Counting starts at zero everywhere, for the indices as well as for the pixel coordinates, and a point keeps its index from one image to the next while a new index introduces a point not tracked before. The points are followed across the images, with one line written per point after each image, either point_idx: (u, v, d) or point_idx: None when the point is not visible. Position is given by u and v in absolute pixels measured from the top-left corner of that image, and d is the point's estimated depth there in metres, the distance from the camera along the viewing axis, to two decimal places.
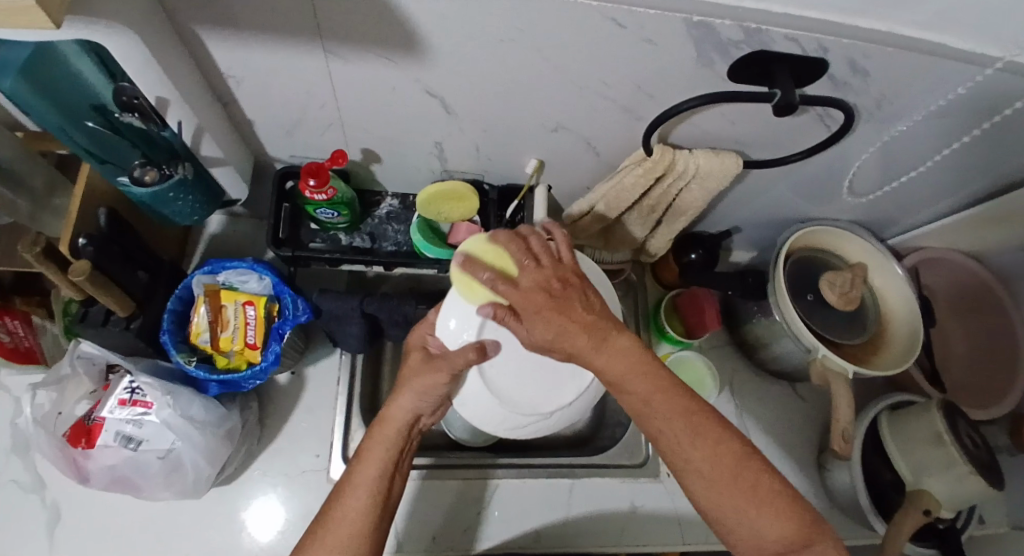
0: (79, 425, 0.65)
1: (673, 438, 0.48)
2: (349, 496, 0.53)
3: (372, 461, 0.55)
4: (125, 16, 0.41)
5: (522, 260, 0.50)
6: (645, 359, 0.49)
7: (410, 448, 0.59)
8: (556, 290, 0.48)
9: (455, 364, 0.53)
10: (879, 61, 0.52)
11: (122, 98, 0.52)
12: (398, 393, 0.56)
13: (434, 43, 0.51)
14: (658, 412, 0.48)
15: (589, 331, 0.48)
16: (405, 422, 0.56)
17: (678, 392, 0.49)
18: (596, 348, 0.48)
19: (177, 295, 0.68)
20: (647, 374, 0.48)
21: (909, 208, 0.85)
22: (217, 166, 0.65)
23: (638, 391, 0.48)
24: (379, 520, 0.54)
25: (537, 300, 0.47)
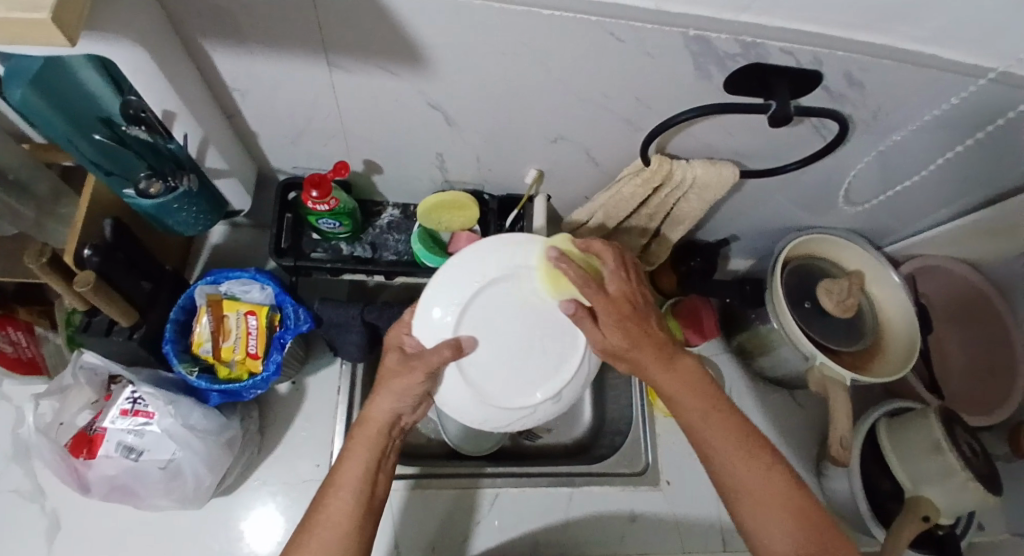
0: (81, 435, 0.65)
1: (730, 455, 0.53)
2: (332, 497, 0.53)
3: (355, 462, 0.55)
4: (136, 31, 0.42)
5: (613, 267, 0.54)
6: (703, 382, 0.56)
7: (395, 448, 0.59)
8: (638, 304, 0.54)
9: (431, 363, 0.53)
10: (873, 73, 0.53)
11: (130, 110, 0.53)
12: (378, 394, 0.56)
13: (438, 57, 0.52)
14: (713, 429, 0.54)
15: (659, 349, 0.54)
16: (385, 423, 0.56)
17: (730, 413, 0.55)
18: (662, 365, 0.55)
19: (179, 306, 0.69)
20: (706, 394, 0.55)
21: (905, 217, 0.86)
22: (220, 177, 0.65)
23: (694, 411, 0.55)
24: (366, 519, 0.54)
25: (621, 308, 0.52)
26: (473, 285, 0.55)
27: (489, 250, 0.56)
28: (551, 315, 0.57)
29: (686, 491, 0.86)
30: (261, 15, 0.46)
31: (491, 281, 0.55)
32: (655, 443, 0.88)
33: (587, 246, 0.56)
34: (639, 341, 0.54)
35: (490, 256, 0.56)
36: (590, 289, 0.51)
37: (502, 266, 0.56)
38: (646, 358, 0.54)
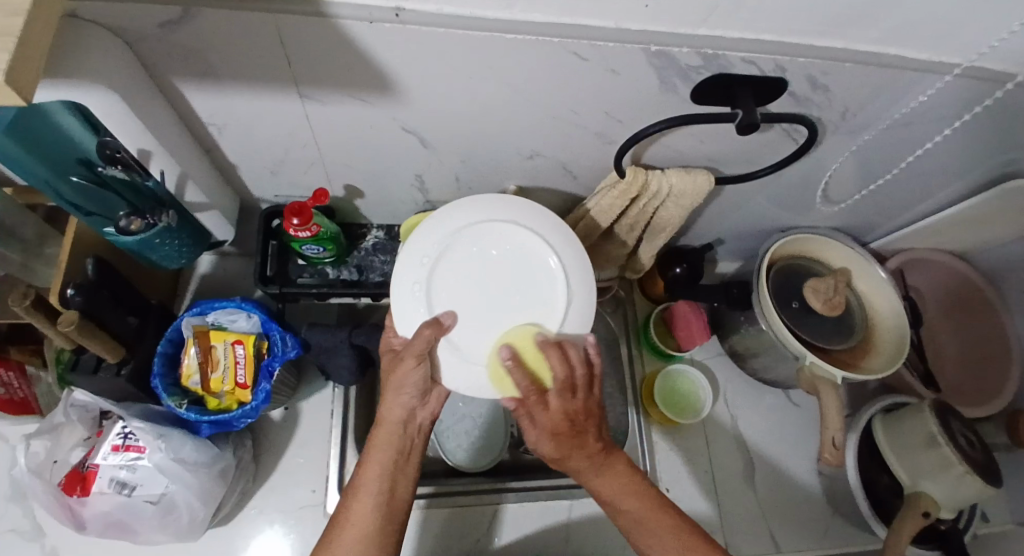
0: (74, 474, 0.65)
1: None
2: (354, 500, 0.55)
3: (371, 465, 0.56)
4: (104, 76, 0.43)
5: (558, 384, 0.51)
6: (636, 484, 0.57)
7: (418, 446, 0.60)
8: (578, 421, 0.53)
9: (417, 348, 0.54)
10: (836, 76, 0.53)
11: (105, 151, 0.53)
12: (385, 393, 0.58)
13: (406, 84, 0.53)
14: (648, 530, 0.55)
15: (592, 459, 0.55)
16: (397, 421, 0.57)
17: (667, 513, 0.56)
18: (596, 472, 0.56)
19: (167, 339, 0.69)
20: (639, 496, 0.56)
21: (887, 213, 0.86)
22: (202, 211, 0.66)
23: (629, 512, 0.56)
24: (388, 519, 0.55)
25: (557, 427, 0.52)
26: (427, 263, 0.58)
27: (429, 229, 0.59)
28: (510, 261, 0.59)
29: (686, 497, 0.86)
30: (228, 53, 0.47)
31: (441, 251, 0.58)
32: (653, 452, 0.88)
33: (543, 351, 0.52)
34: (574, 453, 0.54)
35: (434, 231, 0.59)
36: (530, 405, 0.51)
37: (448, 235, 0.59)
38: (580, 467, 0.56)
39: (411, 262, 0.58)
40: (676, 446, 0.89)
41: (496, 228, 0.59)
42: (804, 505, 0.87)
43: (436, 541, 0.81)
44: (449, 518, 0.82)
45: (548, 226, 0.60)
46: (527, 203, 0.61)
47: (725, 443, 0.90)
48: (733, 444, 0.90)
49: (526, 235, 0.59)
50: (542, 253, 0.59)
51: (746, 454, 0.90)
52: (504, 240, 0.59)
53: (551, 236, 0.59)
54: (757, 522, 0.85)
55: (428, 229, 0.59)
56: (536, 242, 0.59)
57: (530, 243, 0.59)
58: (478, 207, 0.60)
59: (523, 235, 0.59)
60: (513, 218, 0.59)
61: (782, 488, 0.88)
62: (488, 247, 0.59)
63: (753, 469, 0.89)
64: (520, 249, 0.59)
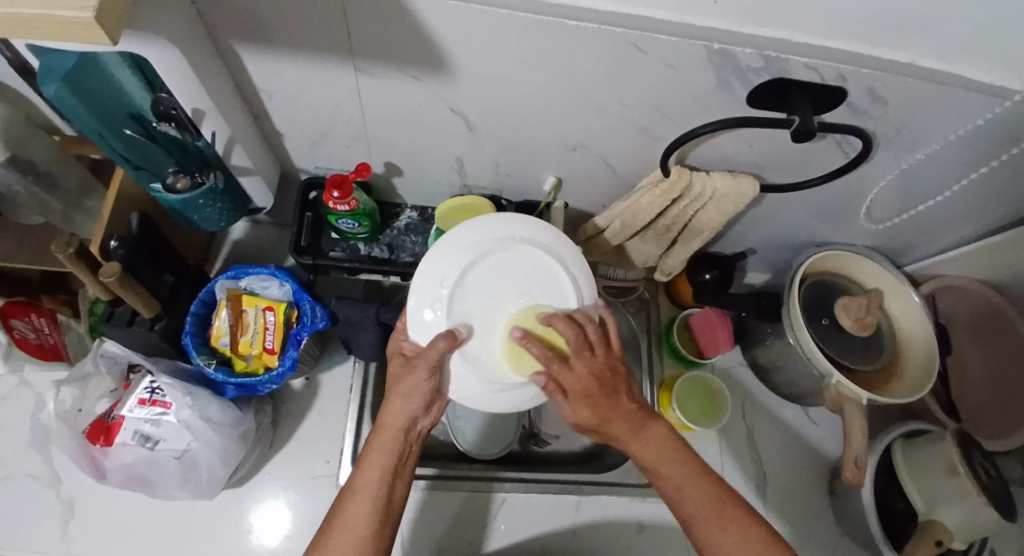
0: (99, 423, 0.66)
1: (705, 523, 0.53)
2: (350, 503, 0.53)
3: (370, 465, 0.55)
4: (169, 32, 0.43)
5: (579, 346, 0.52)
6: (675, 446, 0.56)
7: (413, 452, 0.59)
8: (607, 379, 0.52)
9: (431, 359, 0.53)
10: (898, 91, 0.52)
11: (160, 107, 0.54)
12: (390, 398, 0.56)
13: (460, 64, 0.53)
14: (691, 498, 0.53)
15: (630, 422, 0.54)
16: (400, 428, 0.56)
17: (706, 477, 0.54)
18: (633, 434, 0.54)
19: (200, 299, 0.70)
20: (676, 458, 0.55)
21: (927, 236, 0.85)
22: (244, 176, 0.67)
23: (668, 478, 0.54)
24: (383, 522, 0.54)
25: (589, 388, 0.51)
26: (446, 283, 0.58)
27: (448, 249, 0.59)
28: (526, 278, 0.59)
29: None
30: (288, 19, 0.47)
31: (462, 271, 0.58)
32: None
33: (550, 321, 0.53)
34: (612, 414, 0.53)
35: (451, 248, 0.59)
36: (556, 370, 0.51)
37: (470, 250, 0.59)
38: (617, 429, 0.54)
39: (430, 280, 0.58)
40: None
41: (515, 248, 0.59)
42: (812, 523, 0.86)
43: (442, 523, 0.81)
44: (458, 503, 0.83)
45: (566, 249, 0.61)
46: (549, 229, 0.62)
47: (737, 454, 0.90)
48: (746, 456, 0.90)
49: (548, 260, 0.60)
50: (564, 279, 0.59)
51: (758, 466, 0.89)
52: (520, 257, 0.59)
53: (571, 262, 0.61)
54: None
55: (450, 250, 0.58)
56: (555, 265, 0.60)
57: (549, 266, 0.60)
58: (497, 225, 0.61)
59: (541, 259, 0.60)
60: (537, 240, 0.61)
61: (791, 504, 0.87)
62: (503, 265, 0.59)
63: (765, 482, 0.88)
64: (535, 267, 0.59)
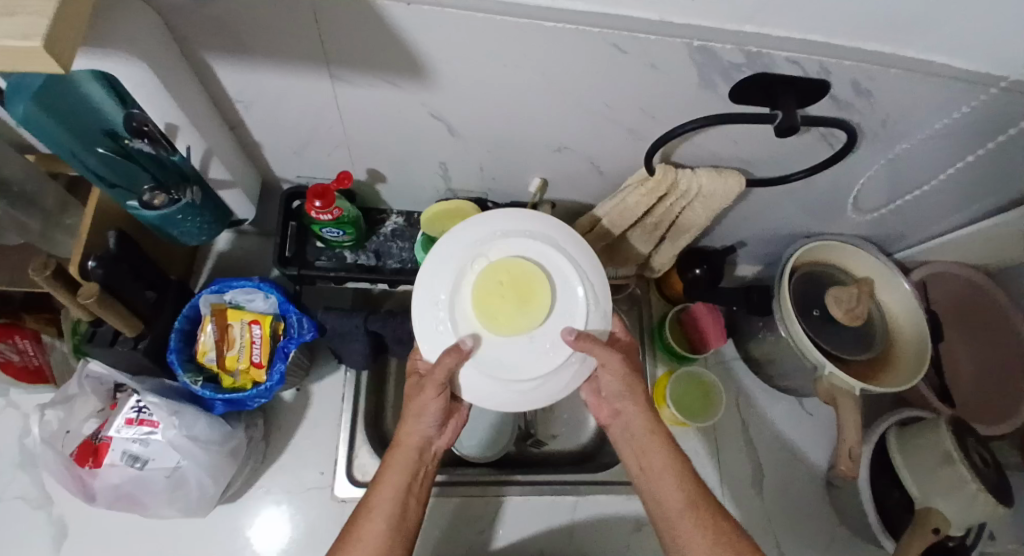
0: (86, 445, 0.66)
1: (666, 469, 0.60)
2: (366, 520, 0.54)
3: (387, 484, 0.56)
4: (136, 48, 0.42)
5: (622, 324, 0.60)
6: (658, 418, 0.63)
7: (427, 473, 0.60)
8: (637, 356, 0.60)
9: (437, 377, 0.52)
10: (882, 82, 0.52)
11: (133, 124, 0.53)
12: (404, 418, 0.58)
13: (438, 68, 0.51)
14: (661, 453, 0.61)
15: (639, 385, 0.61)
16: (415, 447, 0.58)
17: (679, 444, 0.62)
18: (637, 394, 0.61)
19: (184, 315, 0.69)
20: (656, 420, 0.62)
21: (915, 225, 0.85)
22: (225, 188, 0.66)
23: (661, 472, 0.60)
24: (398, 542, 0.55)
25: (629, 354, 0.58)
26: (444, 295, 0.54)
27: (439, 258, 0.55)
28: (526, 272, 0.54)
29: None
30: (259, 29, 0.46)
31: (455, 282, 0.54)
32: None
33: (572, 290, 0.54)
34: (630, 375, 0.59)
35: (442, 256, 0.55)
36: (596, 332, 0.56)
37: (462, 255, 0.55)
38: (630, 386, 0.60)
39: (425, 298, 0.55)
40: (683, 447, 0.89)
41: (511, 244, 0.55)
42: (810, 513, 0.87)
43: (439, 529, 0.81)
44: (455, 508, 0.82)
45: (558, 232, 0.56)
46: (534, 216, 0.57)
47: (734, 447, 0.90)
48: (742, 449, 0.90)
49: (541, 247, 0.55)
50: (564, 265, 0.55)
51: (754, 460, 0.89)
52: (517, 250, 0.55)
53: (563, 244, 0.56)
54: (761, 528, 0.85)
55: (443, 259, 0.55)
56: (551, 251, 0.55)
57: (548, 254, 0.55)
58: (486, 222, 0.56)
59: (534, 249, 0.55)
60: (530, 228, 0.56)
61: (787, 495, 0.87)
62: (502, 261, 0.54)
63: (762, 475, 0.88)
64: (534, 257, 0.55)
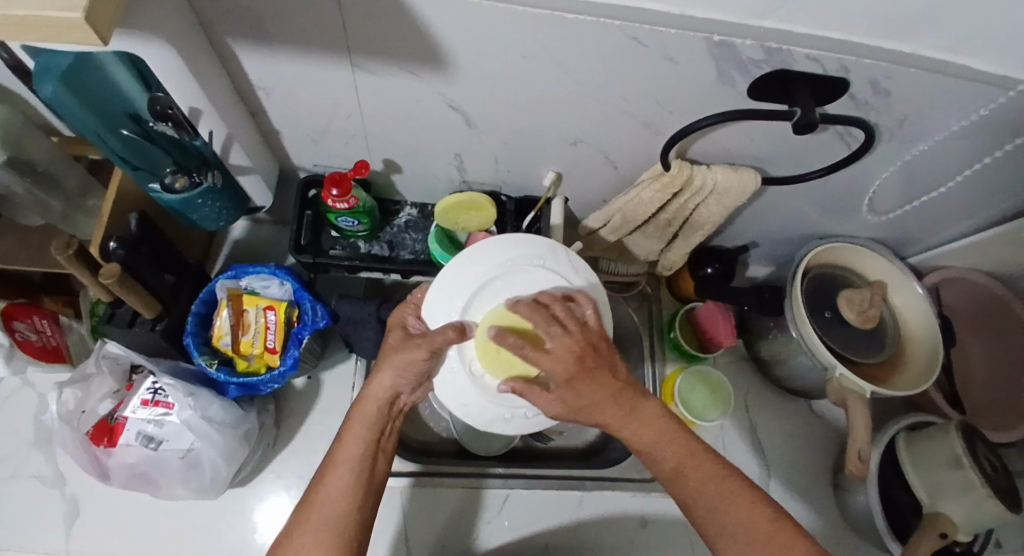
0: (102, 425, 0.67)
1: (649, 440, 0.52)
2: (328, 475, 0.53)
3: (352, 438, 0.55)
4: (166, 32, 0.43)
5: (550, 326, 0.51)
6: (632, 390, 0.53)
7: (394, 429, 0.59)
8: (590, 357, 0.51)
9: (433, 342, 0.55)
10: (902, 81, 0.52)
11: (157, 107, 0.53)
12: (377, 370, 0.57)
13: (457, 59, 0.52)
14: (637, 424, 0.53)
15: (603, 384, 0.51)
16: (384, 400, 0.57)
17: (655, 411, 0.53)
18: (606, 388, 0.51)
19: (201, 298, 0.70)
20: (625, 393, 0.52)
21: (929, 228, 0.84)
22: (244, 174, 0.67)
23: (647, 437, 0.52)
24: (366, 496, 0.53)
25: (570, 363, 0.50)
26: (456, 356, 0.60)
27: (434, 313, 0.60)
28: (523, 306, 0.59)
29: None
30: (283, 15, 0.47)
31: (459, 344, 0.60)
32: None
33: (513, 308, 0.55)
34: (592, 385, 0.51)
35: (437, 315, 0.60)
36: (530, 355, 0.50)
37: (452, 308, 0.60)
38: (590, 391, 0.51)
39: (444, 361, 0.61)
40: None
41: (496, 288, 0.60)
42: (815, 515, 0.86)
43: (445, 520, 0.81)
44: (461, 499, 0.83)
45: (470, 260, 0.61)
46: (443, 277, 0.61)
47: (740, 447, 0.90)
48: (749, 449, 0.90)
49: (480, 293, 0.60)
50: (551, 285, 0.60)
51: (761, 460, 0.89)
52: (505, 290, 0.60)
53: (487, 263, 0.61)
54: None
55: (436, 318, 0.60)
56: (501, 279, 0.60)
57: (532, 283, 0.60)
58: (466, 268, 0.61)
59: (488, 287, 0.60)
60: (506, 261, 0.61)
61: (794, 497, 0.87)
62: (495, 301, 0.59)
63: (769, 475, 0.88)
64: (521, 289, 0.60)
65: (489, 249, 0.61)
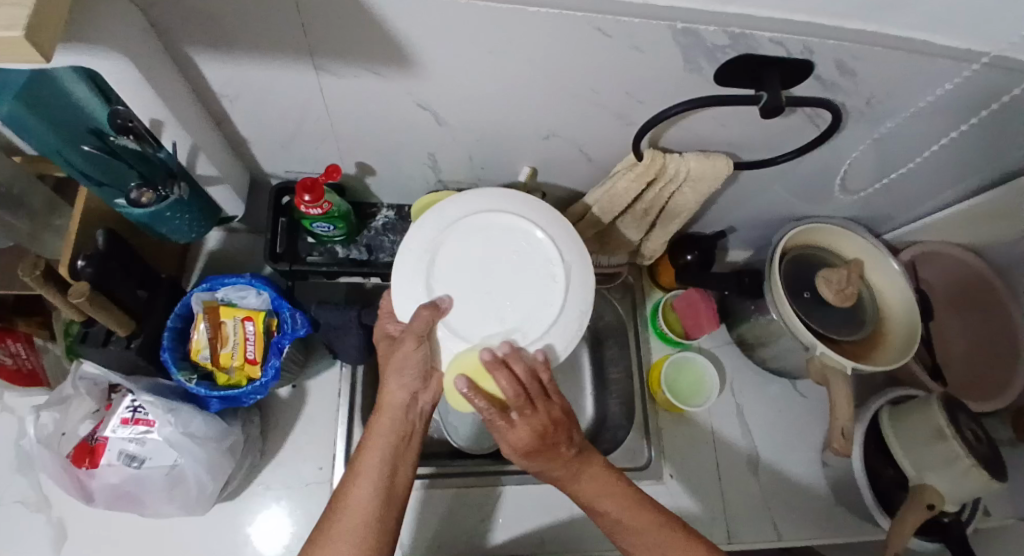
0: (82, 446, 0.66)
1: (608, 511, 0.55)
2: (353, 486, 0.53)
3: (373, 451, 0.55)
4: (119, 44, 0.42)
5: (518, 400, 0.50)
6: (608, 480, 0.56)
7: (418, 434, 0.59)
8: (551, 435, 0.52)
9: (415, 330, 0.53)
10: (866, 60, 0.52)
11: (117, 121, 0.52)
12: (387, 378, 0.56)
13: (422, 57, 0.51)
14: (599, 494, 0.56)
15: (570, 465, 0.55)
16: (399, 407, 0.56)
17: (618, 486, 0.56)
18: (571, 469, 0.55)
19: (176, 313, 0.69)
20: (590, 472, 0.56)
21: (902, 204, 0.85)
22: (213, 184, 0.66)
23: (607, 508, 0.56)
24: (387, 507, 0.53)
25: (530, 445, 0.51)
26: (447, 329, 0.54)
27: (404, 304, 0.56)
28: (483, 255, 0.58)
29: (691, 483, 0.87)
30: (242, 21, 0.46)
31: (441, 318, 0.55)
32: (659, 439, 0.88)
33: (492, 369, 0.50)
34: (550, 463, 0.54)
35: (406, 303, 0.56)
36: (501, 426, 0.50)
37: (416, 290, 0.56)
38: (557, 468, 0.55)
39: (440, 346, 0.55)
40: (679, 432, 0.89)
41: (450, 255, 0.57)
42: (805, 494, 0.88)
43: (439, 521, 0.81)
44: (454, 500, 0.83)
45: (410, 244, 0.58)
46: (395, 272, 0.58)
47: (729, 430, 0.90)
48: (738, 432, 0.90)
49: (433, 267, 0.57)
50: (491, 223, 0.59)
51: (750, 443, 0.90)
52: (460, 251, 0.58)
53: (425, 234, 0.58)
54: (759, 511, 0.86)
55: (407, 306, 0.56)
56: (448, 244, 0.58)
57: (473, 234, 0.58)
58: (414, 249, 0.58)
59: (441, 256, 0.58)
60: (442, 224, 0.59)
61: (783, 477, 0.88)
62: (453, 265, 0.57)
63: (757, 457, 0.89)
64: (470, 241, 0.58)
65: (422, 223, 0.59)
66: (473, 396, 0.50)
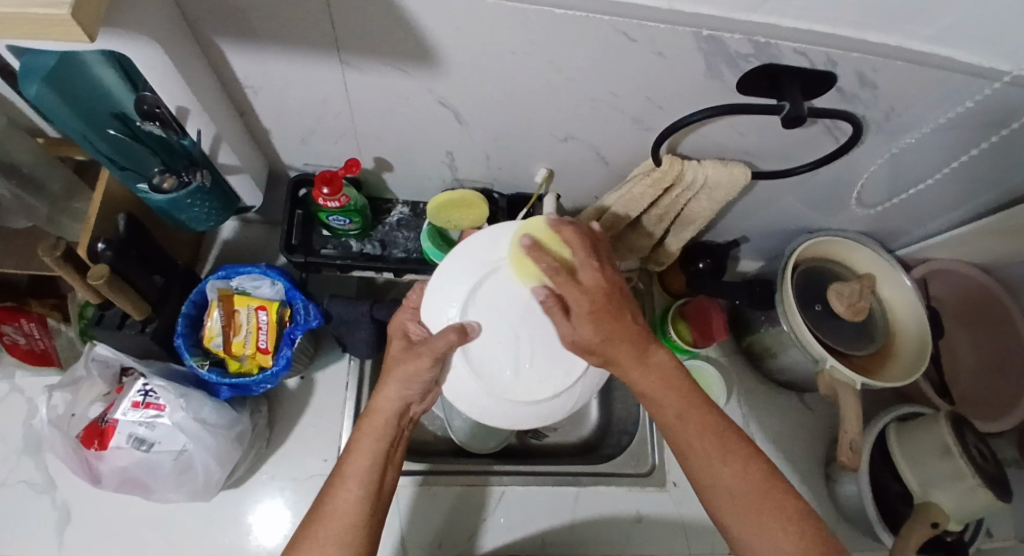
0: (92, 427, 0.66)
1: (673, 408, 0.54)
2: (340, 488, 0.54)
3: (362, 453, 0.55)
4: (152, 31, 0.42)
5: (586, 257, 0.53)
6: (673, 373, 0.54)
7: (403, 437, 0.59)
8: (614, 298, 0.52)
9: (437, 347, 0.52)
10: (887, 74, 0.52)
11: (144, 106, 0.53)
12: (384, 383, 0.56)
13: (446, 55, 0.52)
14: (665, 393, 0.54)
15: (634, 346, 0.52)
16: (393, 412, 0.56)
17: (682, 381, 0.54)
18: (636, 355, 0.53)
19: (191, 300, 0.70)
20: (654, 362, 0.54)
21: (916, 220, 0.85)
22: (233, 173, 0.67)
23: (674, 406, 0.54)
24: (372, 510, 0.54)
25: (595, 303, 0.51)
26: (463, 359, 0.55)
27: (434, 313, 0.56)
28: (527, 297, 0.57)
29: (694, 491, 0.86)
30: (272, 13, 0.46)
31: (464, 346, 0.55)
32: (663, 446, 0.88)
33: (558, 229, 0.54)
34: (614, 334, 0.52)
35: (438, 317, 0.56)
36: (561, 282, 0.51)
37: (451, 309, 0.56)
38: (622, 350, 0.52)
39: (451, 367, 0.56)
40: None
41: (496, 283, 0.56)
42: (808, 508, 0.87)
43: (440, 519, 0.81)
44: (456, 498, 0.83)
45: (464, 255, 0.57)
46: (436, 276, 0.57)
47: None
48: None
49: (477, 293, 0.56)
50: None
51: None
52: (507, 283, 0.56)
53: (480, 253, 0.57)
54: None
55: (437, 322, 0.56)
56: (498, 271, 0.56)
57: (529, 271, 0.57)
58: (461, 263, 0.57)
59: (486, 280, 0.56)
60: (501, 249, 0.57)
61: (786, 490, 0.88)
62: (495, 295, 0.56)
63: None
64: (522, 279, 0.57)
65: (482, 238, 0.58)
66: (538, 252, 0.52)
